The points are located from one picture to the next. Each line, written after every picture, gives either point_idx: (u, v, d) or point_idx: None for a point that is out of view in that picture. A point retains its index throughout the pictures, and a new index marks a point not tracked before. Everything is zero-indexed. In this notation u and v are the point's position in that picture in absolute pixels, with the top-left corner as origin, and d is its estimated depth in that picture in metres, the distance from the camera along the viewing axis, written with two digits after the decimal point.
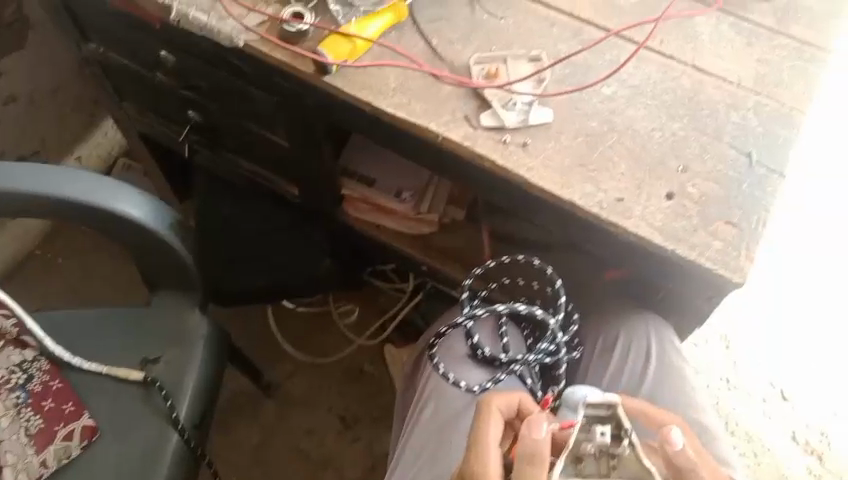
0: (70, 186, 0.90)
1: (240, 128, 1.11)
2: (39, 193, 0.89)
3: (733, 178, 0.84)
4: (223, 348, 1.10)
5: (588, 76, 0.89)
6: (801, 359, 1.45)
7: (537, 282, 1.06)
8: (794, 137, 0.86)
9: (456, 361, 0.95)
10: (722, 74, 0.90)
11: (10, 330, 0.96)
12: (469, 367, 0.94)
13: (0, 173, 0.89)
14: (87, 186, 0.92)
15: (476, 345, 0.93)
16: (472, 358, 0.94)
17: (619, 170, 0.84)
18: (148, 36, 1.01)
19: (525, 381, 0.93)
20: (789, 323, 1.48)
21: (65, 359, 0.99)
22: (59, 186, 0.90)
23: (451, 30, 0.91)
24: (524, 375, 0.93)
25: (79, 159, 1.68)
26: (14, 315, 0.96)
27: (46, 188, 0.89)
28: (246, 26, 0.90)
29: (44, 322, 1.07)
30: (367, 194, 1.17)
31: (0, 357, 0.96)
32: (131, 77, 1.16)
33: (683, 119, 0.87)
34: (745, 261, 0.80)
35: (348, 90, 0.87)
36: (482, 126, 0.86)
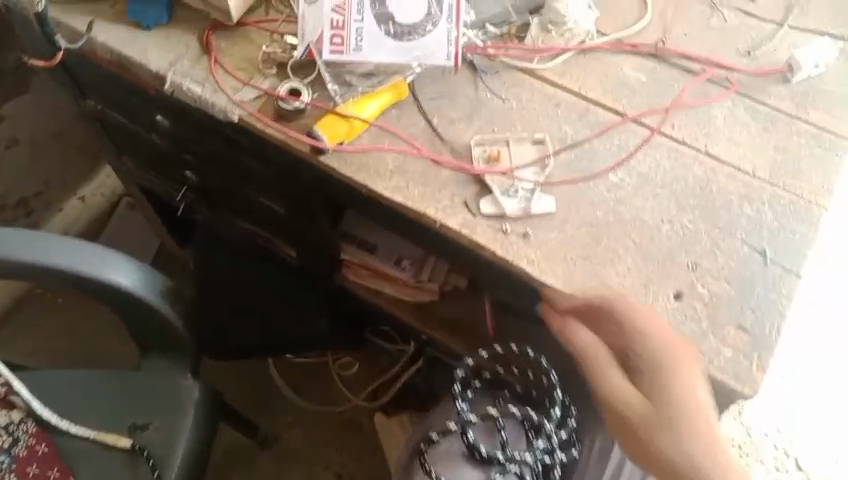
0: (56, 254, 0.84)
1: (238, 191, 1.09)
2: (13, 260, 0.82)
3: (745, 278, 0.80)
4: (215, 410, 1.03)
5: (595, 162, 0.85)
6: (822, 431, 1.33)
7: (532, 371, 0.95)
8: (811, 234, 0.82)
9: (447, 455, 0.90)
10: (736, 162, 0.86)
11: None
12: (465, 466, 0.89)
13: None
14: (67, 253, 0.84)
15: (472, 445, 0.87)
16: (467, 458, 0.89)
17: (626, 265, 0.80)
18: (144, 101, 0.98)
19: None
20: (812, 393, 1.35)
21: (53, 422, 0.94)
22: (43, 255, 0.83)
23: (453, 108, 0.88)
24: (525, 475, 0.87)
25: (82, 200, 1.64)
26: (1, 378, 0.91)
27: (30, 257, 0.83)
28: (240, 101, 0.86)
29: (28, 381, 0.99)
30: (366, 260, 1.13)
31: None
32: (129, 135, 1.14)
33: (694, 211, 0.83)
34: (755, 371, 0.75)
35: (343, 171, 0.84)
36: (482, 214, 0.82)
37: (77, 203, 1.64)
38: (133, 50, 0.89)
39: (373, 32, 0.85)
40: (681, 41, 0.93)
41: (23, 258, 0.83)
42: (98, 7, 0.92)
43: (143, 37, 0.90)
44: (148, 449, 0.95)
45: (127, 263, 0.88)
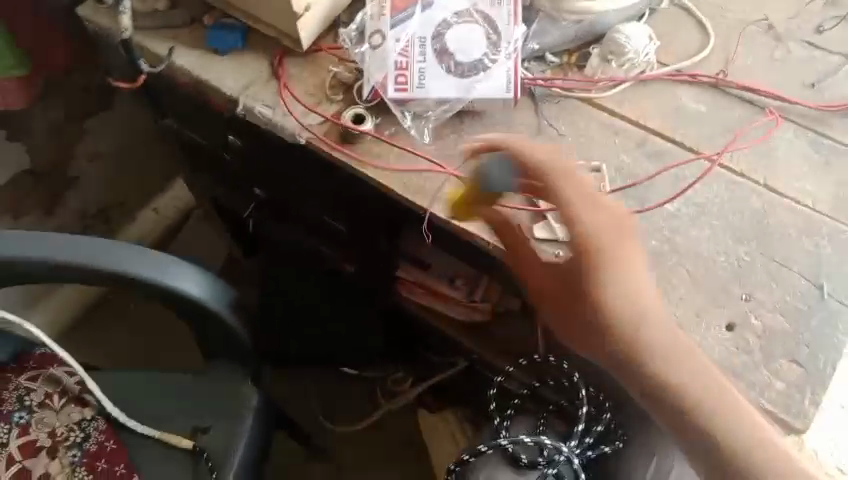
0: (127, 260, 0.85)
1: (302, 208, 1.14)
2: (89, 266, 0.84)
3: (800, 311, 0.79)
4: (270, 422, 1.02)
5: (651, 193, 0.86)
6: None
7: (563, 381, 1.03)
8: None
9: (493, 462, 0.96)
10: (796, 195, 0.85)
11: (72, 387, 0.95)
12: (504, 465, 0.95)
13: (62, 246, 0.84)
14: (129, 255, 0.86)
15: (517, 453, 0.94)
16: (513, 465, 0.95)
17: (679, 294, 0.80)
18: (219, 122, 1.05)
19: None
20: None
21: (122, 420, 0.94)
22: (116, 261, 0.85)
23: (511, 135, 0.91)
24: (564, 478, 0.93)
25: (156, 211, 1.68)
26: (77, 373, 0.95)
27: (103, 262, 0.85)
28: (307, 124, 0.91)
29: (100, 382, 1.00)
30: (423, 278, 1.16)
31: (61, 414, 0.93)
32: (204, 157, 1.21)
33: (750, 243, 0.83)
34: (809, 405, 0.75)
35: (402, 193, 0.87)
36: (535, 238, 0.84)
37: (152, 214, 1.67)
38: (210, 74, 0.95)
39: (435, 68, 0.89)
40: (744, 72, 0.94)
41: (91, 262, 0.84)
42: (180, 33, 0.99)
43: (220, 63, 0.96)
44: (208, 452, 0.94)
45: (194, 268, 0.89)
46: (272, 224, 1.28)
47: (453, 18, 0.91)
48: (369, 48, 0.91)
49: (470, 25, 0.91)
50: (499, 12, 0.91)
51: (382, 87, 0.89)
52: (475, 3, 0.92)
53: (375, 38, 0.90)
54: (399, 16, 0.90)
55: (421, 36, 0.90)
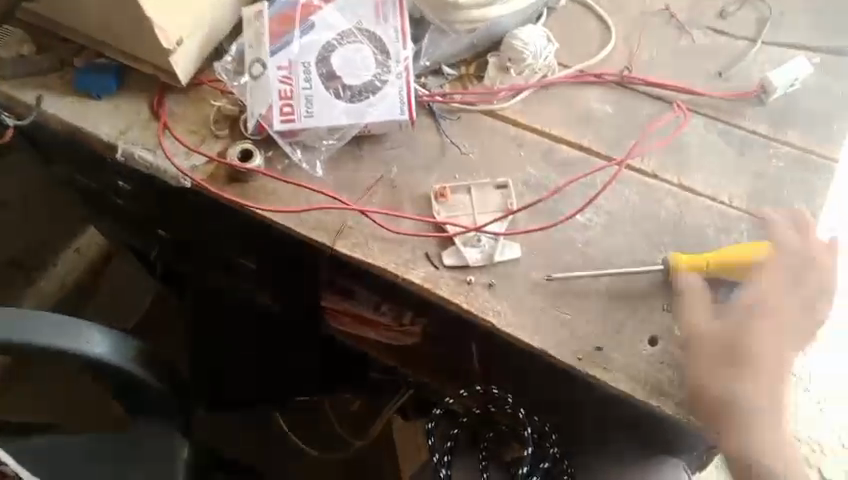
0: (36, 331, 0.82)
1: (210, 249, 1.07)
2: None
3: (725, 315, 0.76)
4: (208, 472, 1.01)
5: (561, 205, 0.81)
6: None
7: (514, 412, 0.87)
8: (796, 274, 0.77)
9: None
10: (711, 192, 0.82)
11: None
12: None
13: None
14: (37, 324, 0.83)
15: None
16: None
17: (597, 311, 0.76)
18: (106, 168, 0.97)
19: None
20: None
21: None
22: (25, 331, 0.82)
23: (413, 156, 0.85)
24: None
25: (77, 252, 1.54)
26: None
27: (12, 333, 0.82)
28: (192, 167, 0.84)
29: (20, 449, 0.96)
30: (348, 307, 1.09)
31: None
32: (103, 201, 1.13)
33: (668, 248, 0.79)
34: (742, 417, 0.71)
35: (300, 231, 0.81)
36: (446, 266, 0.78)
37: (72, 255, 1.54)
38: (83, 121, 0.87)
39: (323, 95, 0.83)
40: (648, 66, 0.90)
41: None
42: (47, 79, 0.91)
43: (95, 107, 0.89)
44: None
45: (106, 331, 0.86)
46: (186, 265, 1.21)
47: (337, 39, 0.86)
48: (250, 79, 0.85)
49: (355, 45, 0.86)
50: (385, 30, 0.86)
51: (267, 119, 0.83)
52: (359, 23, 0.87)
53: (256, 68, 0.85)
54: (279, 42, 0.85)
55: (305, 60, 0.85)
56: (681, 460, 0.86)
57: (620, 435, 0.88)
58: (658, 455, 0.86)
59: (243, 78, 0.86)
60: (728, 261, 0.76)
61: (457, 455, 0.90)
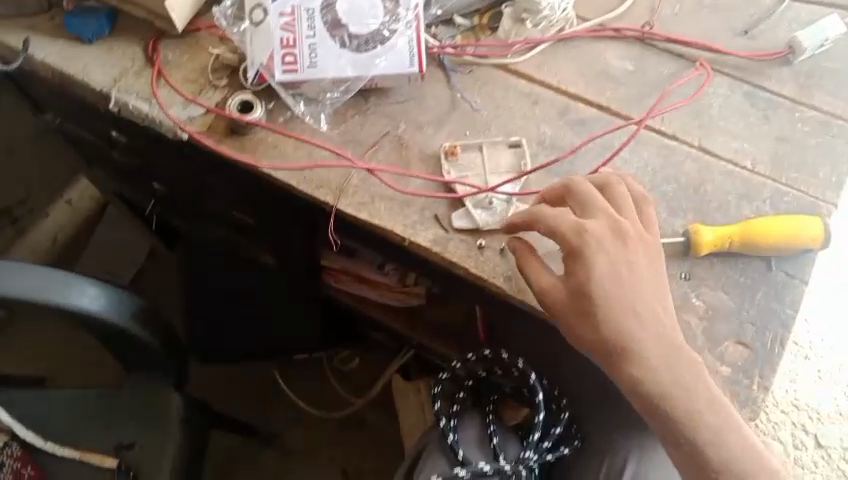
0: (20, 283, 0.78)
1: (207, 204, 1.03)
2: None
3: (743, 286, 0.73)
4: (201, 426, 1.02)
5: (577, 167, 0.78)
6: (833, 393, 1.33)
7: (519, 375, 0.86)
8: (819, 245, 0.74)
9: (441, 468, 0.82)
10: (734, 156, 0.78)
11: None
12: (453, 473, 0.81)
13: None
14: (22, 277, 0.79)
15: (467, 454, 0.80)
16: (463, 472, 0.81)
17: None
18: (98, 118, 0.93)
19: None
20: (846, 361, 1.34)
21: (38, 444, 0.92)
22: (8, 284, 0.78)
23: (422, 112, 0.81)
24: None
25: (69, 204, 1.51)
26: None
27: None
28: (189, 119, 0.80)
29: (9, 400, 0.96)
30: (348, 265, 1.07)
31: None
32: (95, 152, 1.09)
33: (687, 214, 0.76)
34: (758, 389, 0.69)
35: (303, 188, 0.77)
36: (455, 228, 0.75)
37: (64, 207, 1.50)
38: (73, 68, 0.83)
39: (328, 45, 0.79)
40: (671, 22, 0.85)
41: None
42: (35, 21, 0.86)
43: (85, 52, 0.84)
44: (136, 470, 0.94)
45: (93, 284, 0.83)
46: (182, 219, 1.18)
47: None
48: (250, 25, 0.80)
49: None
50: None
51: (268, 69, 0.79)
52: None
53: (256, 13, 0.80)
54: None
55: (309, 6, 0.79)
56: None
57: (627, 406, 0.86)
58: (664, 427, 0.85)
59: (242, 24, 0.81)
60: (750, 241, 0.72)
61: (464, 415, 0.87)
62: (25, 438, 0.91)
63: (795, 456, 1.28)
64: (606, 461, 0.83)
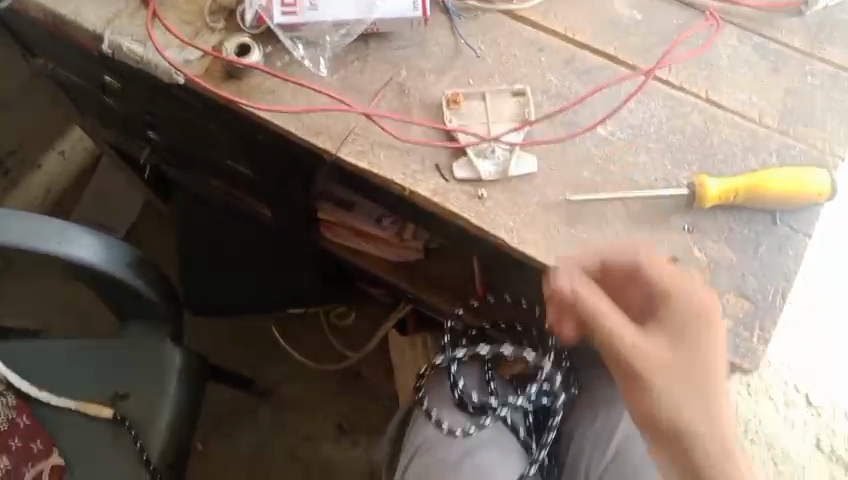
0: (18, 232, 0.83)
1: (203, 153, 1.02)
2: None
3: (746, 239, 0.72)
4: (198, 374, 1.03)
5: (582, 117, 0.76)
6: (825, 354, 1.34)
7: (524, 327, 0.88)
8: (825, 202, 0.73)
9: (442, 404, 0.84)
10: (741, 109, 0.77)
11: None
12: (452, 409, 0.84)
13: None
14: (22, 227, 0.83)
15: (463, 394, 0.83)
16: (460, 409, 0.84)
17: (614, 230, 0.73)
18: (90, 62, 0.91)
19: (517, 432, 0.85)
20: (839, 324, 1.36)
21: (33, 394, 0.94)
22: (8, 232, 0.83)
23: (424, 59, 0.79)
24: (516, 425, 0.85)
25: (61, 155, 1.51)
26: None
27: None
28: (185, 62, 0.78)
29: (6, 351, 0.99)
30: (345, 218, 1.05)
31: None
32: (87, 98, 1.07)
33: (692, 166, 0.75)
34: (757, 342, 0.70)
35: (301, 134, 0.75)
36: (457, 178, 0.74)
37: (56, 157, 1.51)
38: (64, 8, 0.80)
39: None
40: None
41: None
42: None
43: None
44: (131, 420, 0.96)
45: (89, 235, 0.88)
46: (178, 169, 1.16)
47: None
48: None
49: None
50: None
51: (268, 12, 0.78)
52: None
53: None
54: None
55: None
56: None
57: None
58: None
59: None
60: (756, 194, 0.72)
61: (462, 364, 0.87)
62: (21, 388, 0.93)
63: (784, 412, 1.30)
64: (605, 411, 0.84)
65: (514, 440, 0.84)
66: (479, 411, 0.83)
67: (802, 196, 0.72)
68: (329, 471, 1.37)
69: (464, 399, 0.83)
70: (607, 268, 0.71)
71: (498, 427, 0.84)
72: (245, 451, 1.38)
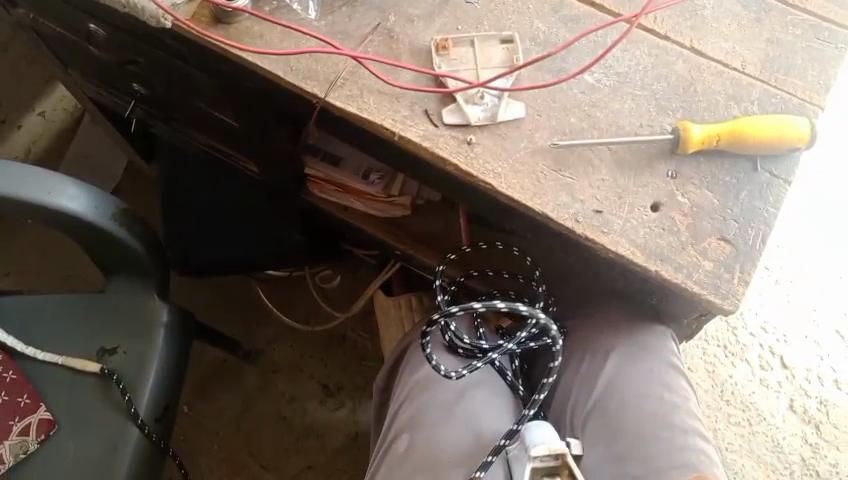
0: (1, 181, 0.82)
1: (189, 104, 1.01)
2: None
3: (729, 185, 0.74)
4: (188, 327, 1.02)
5: (569, 63, 0.77)
6: (800, 316, 1.39)
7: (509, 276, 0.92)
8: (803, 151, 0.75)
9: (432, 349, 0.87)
10: (723, 58, 0.79)
11: None
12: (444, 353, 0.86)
13: None
14: (4, 177, 0.83)
15: (453, 339, 0.84)
16: (452, 352, 0.86)
17: (600, 175, 0.74)
18: (74, 9, 0.90)
19: (505, 375, 0.86)
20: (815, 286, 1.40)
21: (18, 349, 0.95)
22: None
23: (413, 5, 0.80)
24: (504, 369, 0.86)
25: (42, 117, 1.51)
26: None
27: None
28: (172, 5, 0.78)
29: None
30: (332, 173, 1.04)
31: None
32: (71, 50, 1.06)
33: (676, 113, 0.76)
34: (736, 283, 0.71)
35: (290, 78, 0.76)
36: (445, 124, 0.75)
37: (37, 119, 1.50)
38: None
39: None
40: None
41: None
42: None
43: None
44: (118, 374, 0.95)
45: (74, 185, 0.87)
46: (164, 124, 1.16)
47: None
48: None
49: None
50: None
51: None
52: None
53: None
54: None
55: None
56: (669, 331, 0.84)
57: (612, 306, 0.87)
58: (647, 327, 0.83)
59: None
60: (738, 140, 0.73)
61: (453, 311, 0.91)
62: (7, 343, 0.95)
63: (759, 375, 1.35)
64: (588, 356, 0.84)
65: (502, 382, 0.86)
66: (469, 354, 0.85)
67: (781, 144, 0.73)
68: (313, 430, 1.37)
69: (455, 343, 0.85)
70: (598, 215, 0.73)
71: (489, 371, 0.86)
72: (231, 412, 1.39)
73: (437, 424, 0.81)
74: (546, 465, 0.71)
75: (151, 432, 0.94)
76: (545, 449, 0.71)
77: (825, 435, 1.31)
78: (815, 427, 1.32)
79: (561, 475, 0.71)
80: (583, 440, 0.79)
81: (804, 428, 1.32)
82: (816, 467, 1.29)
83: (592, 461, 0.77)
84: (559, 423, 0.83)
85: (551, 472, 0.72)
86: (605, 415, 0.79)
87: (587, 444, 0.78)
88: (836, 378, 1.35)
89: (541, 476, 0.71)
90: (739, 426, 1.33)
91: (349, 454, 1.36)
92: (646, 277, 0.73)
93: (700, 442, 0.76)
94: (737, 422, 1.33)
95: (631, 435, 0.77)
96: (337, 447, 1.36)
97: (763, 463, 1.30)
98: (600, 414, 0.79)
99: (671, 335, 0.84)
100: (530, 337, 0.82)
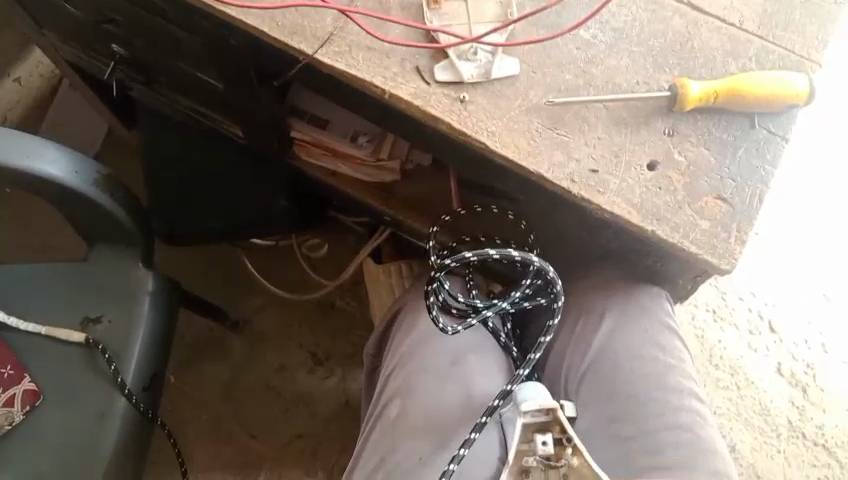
0: None
1: (170, 65, 0.98)
2: None
3: (726, 142, 0.73)
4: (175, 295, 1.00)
5: (564, 18, 0.76)
6: (788, 281, 1.39)
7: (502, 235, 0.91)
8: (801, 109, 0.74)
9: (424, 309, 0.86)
10: (722, 13, 0.77)
11: None
12: None
13: None
14: None
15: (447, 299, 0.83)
16: None
17: (596, 133, 0.72)
18: None
19: (499, 337, 0.85)
20: (804, 250, 1.40)
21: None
22: None
23: None
24: (497, 331, 0.85)
25: (18, 83, 1.46)
26: None
27: None
28: None
29: None
30: (321, 137, 1.01)
31: None
32: (45, 8, 1.02)
33: (674, 70, 0.74)
34: (734, 242, 0.70)
35: (275, 34, 0.73)
36: (438, 81, 0.72)
37: (12, 85, 1.46)
38: None
39: None
40: None
41: None
42: None
43: None
44: (104, 343, 0.93)
45: (52, 147, 0.83)
46: (144, 87, 1.13)
47: None
48: None
49: None
50: None
51: None
52: None
53: None
54: None
55: None
56: (663, 291, 0.84)
57: (608, 268, 0.86)
58: (642, 286, 0.83)
59: None
60: (736, 97, 0.72)
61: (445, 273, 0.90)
62: None
63: (747, 340, 1.36)
64: (581, 318, 0.83)
65: (495, 344, 0.86)
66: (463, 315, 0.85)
67: (776, 103, 0.72)
68: (303, 399, 1.36)
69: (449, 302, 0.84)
70: (595, 175, 0.71)
71: (481, 333, 0.85)
72: (219, 382, 1.37)
73: (432, 387, 0.80)
74: (536, 420, 0.71)
75: (138, 402, 0.92)
76: (536, 405, 0.70)
77: (811, 399, 1.32)
78: (802, 391, 1.33)
79: (553, 431, 0.71)
80: (577, 402, 0.79)
81: (791, 391, 1.33)
82: (802, 429, 1.31)
83: (586, 423, 0.78)
84: (552, 385, 0.83)
85: (543, 428, 0.71)
86: (600, 377, 0.79)
87: (582, 407, 0.79)
88: (823, 342, 1.35)
89: (532, 432, 0.71)
90: (727, 390, 1.33)
91: (339, 423, 1.35)
92: (643, 238, 0.72)
93: (695, 403, 0.78)
94: (725, 386, 1.33)
95: (627, 397, 0.78)
96: (327, 416, 1.35)
97: (750, 426, 1.31)
98: (595, 377, 0.80)
99: (665, 295, 0.84)
100: (525, 296, 0.82)
